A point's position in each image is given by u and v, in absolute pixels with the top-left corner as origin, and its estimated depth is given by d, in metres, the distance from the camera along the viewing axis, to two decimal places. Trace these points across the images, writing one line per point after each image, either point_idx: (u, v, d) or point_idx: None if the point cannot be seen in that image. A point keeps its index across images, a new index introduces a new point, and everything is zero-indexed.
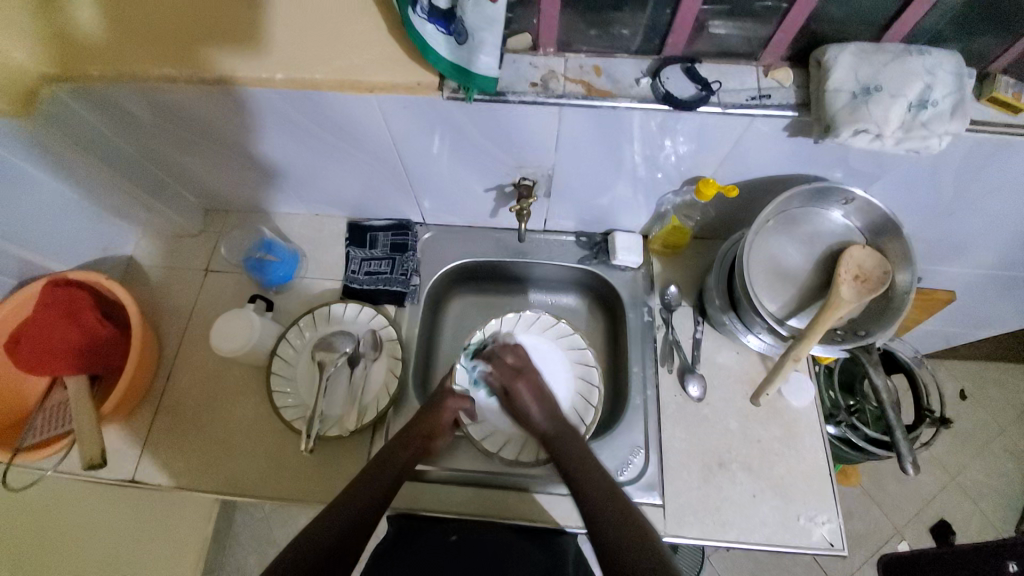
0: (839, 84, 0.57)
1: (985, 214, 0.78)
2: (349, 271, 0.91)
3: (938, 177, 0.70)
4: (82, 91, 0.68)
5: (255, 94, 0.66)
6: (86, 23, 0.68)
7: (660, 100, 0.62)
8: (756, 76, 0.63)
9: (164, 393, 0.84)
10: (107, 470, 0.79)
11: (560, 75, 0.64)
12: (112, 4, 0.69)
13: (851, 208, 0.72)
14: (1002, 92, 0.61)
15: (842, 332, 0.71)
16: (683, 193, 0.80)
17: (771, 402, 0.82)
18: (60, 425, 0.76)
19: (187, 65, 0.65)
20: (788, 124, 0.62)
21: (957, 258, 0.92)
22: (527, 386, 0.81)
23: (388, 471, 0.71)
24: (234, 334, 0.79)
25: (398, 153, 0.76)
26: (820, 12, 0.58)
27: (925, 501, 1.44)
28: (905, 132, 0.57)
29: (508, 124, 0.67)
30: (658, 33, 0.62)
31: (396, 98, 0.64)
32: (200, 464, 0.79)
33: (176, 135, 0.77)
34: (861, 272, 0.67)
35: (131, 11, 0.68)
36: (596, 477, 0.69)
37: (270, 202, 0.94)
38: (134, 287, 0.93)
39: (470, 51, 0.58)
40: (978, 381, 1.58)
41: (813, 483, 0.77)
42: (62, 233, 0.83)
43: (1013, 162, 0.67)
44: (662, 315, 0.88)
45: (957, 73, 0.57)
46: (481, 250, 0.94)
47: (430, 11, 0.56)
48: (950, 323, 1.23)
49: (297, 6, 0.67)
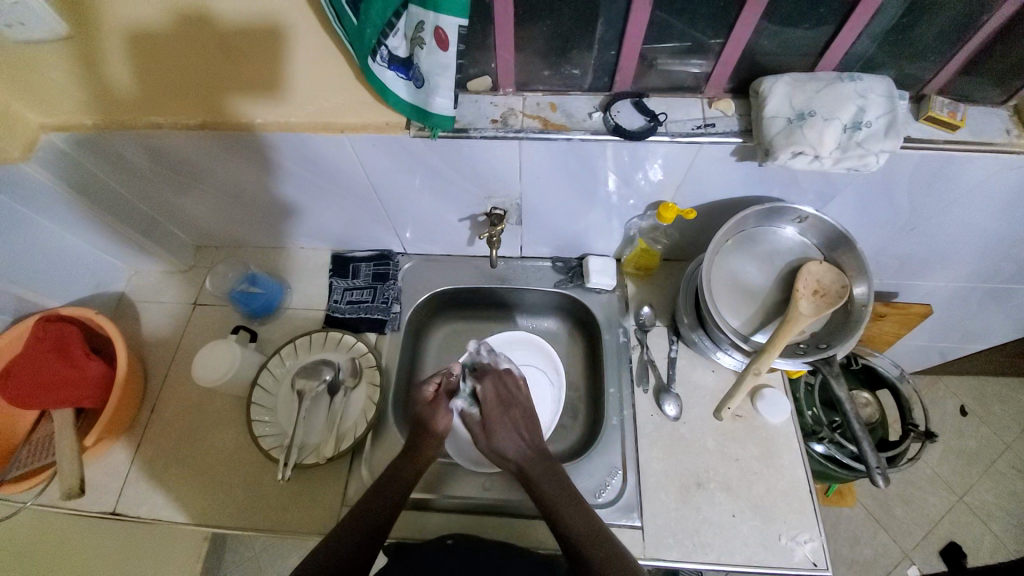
0: (773, 112, 0.61)
1: (945, 228, 0.81)
2: (332, 300, 0.94)
3: (891, 192, 0.73)
4: (80, 140, 0.74)
5: (240, 139, 0.72)
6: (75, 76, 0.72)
7: (611, 131, 0.66)
8: (702, 107, 0.68)
9: (147, 425, 0.86)
10: (88, 503, 0.80)
11: (519, 112, 0.68)
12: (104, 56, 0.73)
13: (804, 225, 0.75)
14: (939, 113, 0.65)
15: (805, 346, 0.74)
16: (647, 217, 0.83)
17: (748, 419, 0.82)
18: (45, 456, 0.79)
19: (172, 113, 0.71)
20: (735, 149, 0.66)
21: (928, 271, 0.94)
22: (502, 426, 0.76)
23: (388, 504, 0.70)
24: (215, 365, 0.81)
25: (373, 188, 0.80)
26: (754, 46, 0.63)
27: (933, 522, 1.40)
28: (842, 152, 0.60)
29: (473, 158, 0.71)
30: (607, 71, 0.67)
31: (367, 138, 0.69)
32: (180, 494, 0.80)
33: (165, 177, 0.82)
34: (820, 287, 0.69)
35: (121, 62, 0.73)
36: (556, 478, 0.72)
37: (257, 237, 0.98)
38: (126, 322, 0.96)
39: (427, 93, 0.62)
40: (979, 396, 1.56)
41: (794, 501, 0.76)
42: (55, 271, 0.87)
43: (960, 177, 0.69)
44: (637, 335, 0.89)
45: (888, 95, 0.61)
46: (460, 276, 0.97)
47: (390, 59, 0.60)
48: (937, 337, 1.22)
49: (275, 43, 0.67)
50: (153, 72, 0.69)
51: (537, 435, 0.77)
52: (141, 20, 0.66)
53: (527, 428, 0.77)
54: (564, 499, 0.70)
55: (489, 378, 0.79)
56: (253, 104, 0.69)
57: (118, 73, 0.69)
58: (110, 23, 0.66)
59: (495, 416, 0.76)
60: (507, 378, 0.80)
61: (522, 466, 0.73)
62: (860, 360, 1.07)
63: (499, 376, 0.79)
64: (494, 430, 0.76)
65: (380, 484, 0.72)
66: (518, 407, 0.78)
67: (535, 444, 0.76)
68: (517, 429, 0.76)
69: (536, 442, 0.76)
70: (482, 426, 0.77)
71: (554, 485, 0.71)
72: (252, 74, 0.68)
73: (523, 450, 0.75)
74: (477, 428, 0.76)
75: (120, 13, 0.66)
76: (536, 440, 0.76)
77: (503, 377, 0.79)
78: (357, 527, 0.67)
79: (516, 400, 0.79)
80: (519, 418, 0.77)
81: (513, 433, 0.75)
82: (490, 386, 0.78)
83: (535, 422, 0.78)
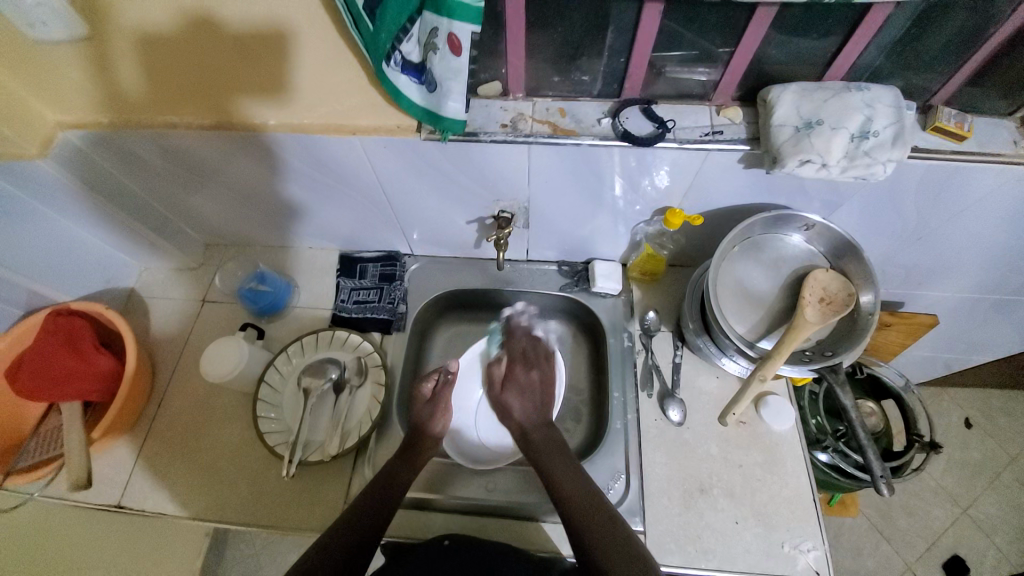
0: (781, 120, 0.62)
1: (952, 238, 0.81)
2: (338, 300, 0.95)
3: (898, 202, 0.73)
4: (96, 138, 0.75)
5: (252, 138, 0.73)
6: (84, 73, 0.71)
7: (619, 137, 0.67)
8: (709, 114, 0.68)
9: (153, 421, 0.87)
10: (94, 496, 0.81)
11: (528, 117, 0.69)
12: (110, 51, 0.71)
13: (811, 233, 0.76)
14: (945, 123, 0.65)
15: (810, 353, 0.74)
16: (654, 223, 0.84)
17: (752, 426, 0.82)
18: (54, 448, 0.80)
19: (186, 111, 0.71)
20: (742, 156, 0.67)
21: (934, 282, 0.94)
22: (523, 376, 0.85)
23: (388, 501, 0.71)
24: (223, 361, 0.82)
25: (383, 190, 0.81)
26: (763, 55, 0.64)
27: (937, 535, 1.38)
28: (850, 160, 0.61)
29: (482, 161, 0.72)
30: (616, 78, 0.68)
31: (378, 139, 0.70)
32: (184, 489, 0.81)
33: (177, 175, 0.83)
34: (826, 295, 0.70)
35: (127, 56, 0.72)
36: (558, 451, 0.77)
37: (265, 236, 0.99)
38: (135, 318, 0.97)
39: (438, 97, 0.62)
40: (985, 408, 1.55)
41: (797, 509, 0.76)
42: (66, 265, 0.89)
43: (967, 188, 0.70)
44: (642, 340, 0.89)
45: (896, 105, 0.61)
46: (466, 278, 0.97)
47: (403, 63, 0.61)
48: (943, 347, 1.22)
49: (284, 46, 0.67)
50: (167, 71, 0.69)
51: (548, 404, 0.84)
52: (152, 22, 0.66)
53: (539, 395, 0.84)
54: (567, 469, 0.73)
55: (521, 338, 0.88)
56: (263, 107, 0.70)
57: (132, 73, 0.70)
58: (121, 21, 0.66)
59: (518, 375, 0.85)
60: (534, 343, 0.88)
61: (524, 428, 0.81)
62: (865, 369, 1.07)
63: (532, 338, 0.89)
64: (506, 387, 0.85)
65: (380, 479, 0.73)
66: (538, 370, 0.86)
67: (545, 416, 0.83)
68: (529, 395, 0.84)
69: (545, 410, 0.83)
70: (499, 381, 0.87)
71: (557, 457, 0.75)
72: (262, 74, 0.68)
73: (528, 415, 0.82)
74: (496, 378, 0.87)
75: (127, 8, 0.65)
76: (547, 410, 0.83)
77: (535, 342, 0.89)
78: (352, 528, 0.67)
79: (539, 365, 0.86)
80: (535, 383, 0.85)
81: (523, 399, 0.83)
82: (523, 340, 0.88)
83: (549, 390, 0.85)
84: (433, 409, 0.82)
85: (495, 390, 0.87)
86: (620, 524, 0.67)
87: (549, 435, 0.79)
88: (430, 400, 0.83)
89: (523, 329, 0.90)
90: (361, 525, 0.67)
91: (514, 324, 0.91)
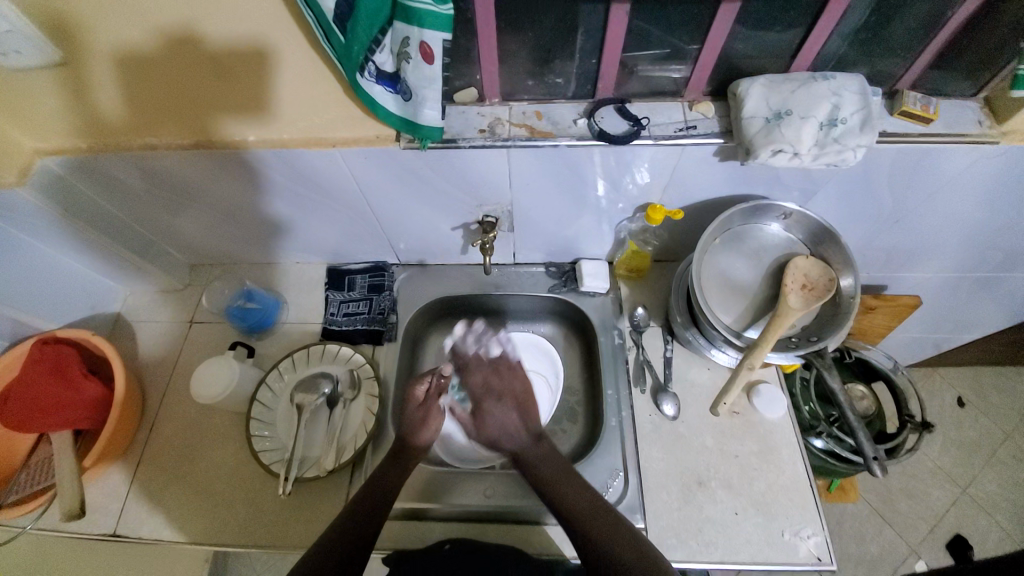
0: (752, 112, 0.63)
1: (927, 220, 0.82)
2: (328, 313, 0.95)
3: (872, 186, 0.75)
4: (79, 164, 0.75)
5: (233, 156, 0.74)
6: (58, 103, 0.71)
7: (596, 136, 0.68)
8: (683, 110, 0.70)
9: (146, 446, 0.86)
10: (87, 525, 0.79)
11: (506, 121, 0.70)
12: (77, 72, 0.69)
13: (789, 222, 0.77)
14: (911, 107, 0.67)
15: (797, 339, 0.75)
16: (637, 220, 0.85)
17: (745, 415, 0.83)
18: (42, 479, 0.79)
19: (166, 133, 0.73)
20: (717, 149, 0.68)
21: (915, 263, 0.96)
22: (494, 404, 0.85)
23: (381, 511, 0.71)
24: (214, 381, 0.81)
25: (367, 201, 0.82)
26: (731, 50, 0.65)
27: (938, 515, 1.39)
28: (820, 149, 0.62)
29: (462, 167, 0.72)
30: (589, 79, 0.69)
31: (358, 151, 0.71)
32: (179, 513, 0.80)
33: (159, 197, 0.83)
34: (807, 282, 0.71)
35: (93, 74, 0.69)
36: (546, 459, 0.78)
37: (252, 253, 0.99)
38: (123, 343, 0.96)
39: (415, 106, 0.63)
40: (976, 386, 1.57)
41: (795, 495, 0.77)
42: (50, 293, 0.88)
43: (937, 170, 0.72)
44: (632, 337, 0.90)
45: (862, 92, 0.63)
46: (455, 284, 0.98)
47: (377, 74, 0.61)
48: (929, 327, 1.24)
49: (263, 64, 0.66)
50: (142, 92, 0.69)
51: (532, 419, 0.84)
52: (126, 39, 0.64)
53: (522, 413, 0.84)
54: (560, 475, 0.75)
55: (479, 371, 0.88)
56: (241, 124, 0.71)
57: (112, 97, 0.70)
58: (93, 42, 0.64)
59: (489, 405, 0.85)
60: (499, 367, 0.88)
61: (516, 452, 0.81)
62: (854, 353, 1.08)
63: (491, 366, 0.87)
64: (488, 422, 0.84)
65: (370, 488, 0.73)
66: (508, 395, 0.85)
67: (530, 429, 0.83)
68: (506, 420, 0.83)
69: (530, 427, 0.83)
70: (477, 417, 0.85)
71: (546, 465, 0.77)
72: (240, 94, 0.68)
73: (514, 438, 0.82)
74: (468, 421, 0.86)
75: (101, 32, 0.63)
76: (532, 425, 0.83)
77: (494, 366, 0.87)
78: (346, 535, 0.67)
79: (510, 386, 0.86)
80: (513, 408, 0.84)
81: (506, 425, 0.83)
82: (477, 373, 0.87)
83: (529, 408, 0.85)
84: (423, 417, 0.81)
85: (477, 432, 0.85)
86: (625, 526, 0.67)
87: (537, 447, 0.80)
88: (422, 404, 0.83)
89: (477, 359, 0.89)
90: (352, 533, 0.67)
91: (463, 355, 0.90)
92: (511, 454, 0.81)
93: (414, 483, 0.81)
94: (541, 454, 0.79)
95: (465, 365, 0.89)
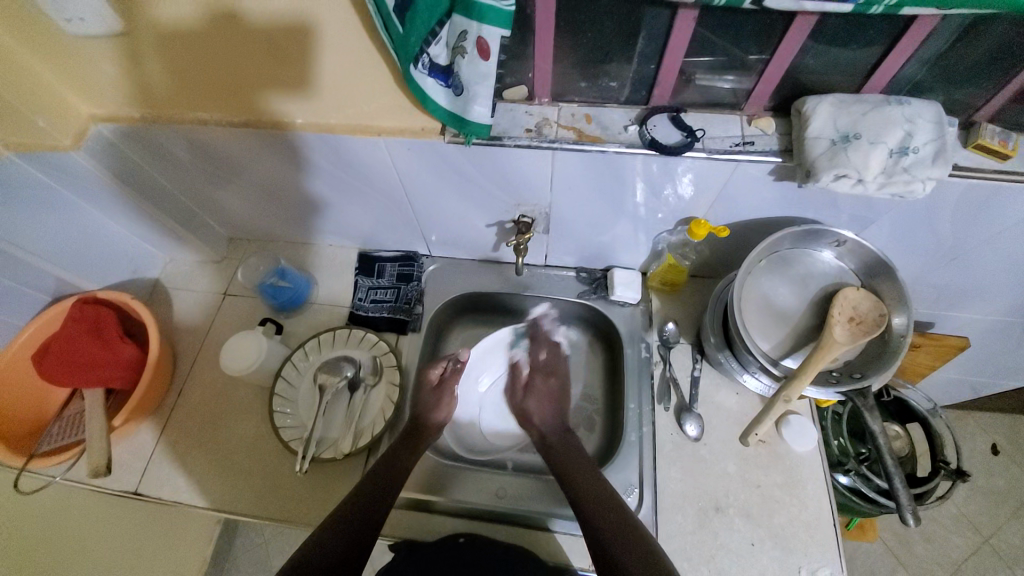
0: (817, 132, 0.60)
1: (990, 260, 0.77)
2: (356, 298, 0.95)
3: (935, 220, 0.70)
4: (132, 131, 0.77)
5: (280, 137, 0.74)
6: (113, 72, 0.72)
7: (647, 145, 0.65)
8: (741, 124, 0.67)
9: (173, 410, 0.88)
10: (113, 482, 0.83)
11: (554, 122, 0.68)
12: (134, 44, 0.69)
13: (841, 250, 0.74)
14: (988, 141, 0.62)
15: (837, 375, 0.72)
16: (677, 233, 0.82)
17: (771, 445, 0.80)
18: (75, 434, 0.83)
19: (216, 108, 0.73)
20: (773, 168, 0.65)
21: (967, 303, 0.90)
22: (544, 384, 0.89)
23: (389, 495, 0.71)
24: (242, 356, 0.82)
25: (404, 190, 0.81)
26: (800, 64, 0.61)
27: (957, 564, 1.33)
28: (887, 177, 0.58)
29: (504, 165, 0.71)
30: (645, 85, 0.66)
31: (403, 141, 0.70)
32: (198, 479, 0.82)
33: (205, 170, 0.84)
34: (856, 314, 0.67)
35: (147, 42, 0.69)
36: (575, 454, 0.78)
37: (288, 232, 1.00)
38: (158, 307, 0.99)
39: (465, 102, 0.61)
40: (1013, 435, 1.49)
41: (816, 533, 0.74)
42: (94, 254, 0.91)
43: (1009, 209, 0.67)
44: (659, 352, 0.88)
45: (938, 121, 0.59)
46: (483, 281, 0.97)
47: (431, 66, 0.60)
48: (972, 370, 1.17)
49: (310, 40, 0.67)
50: (197, 65, 0.70)
51: (564, 410, 0.87)
52: (184, 16, 0.66)
53: (557, 405, 0.87)
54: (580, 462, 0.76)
55: (541, 347, 0.94)
56: (290, 102, 0.71)
57: (170, 68, 0.71)
58: (156, 16, 0.66)
59: (539, 382, 0.89)
60: (553, 352, 0.94)
61: (543, 433, 0.83)
62: (891, 392, 1.03)
63: (551, 348, 0.94)
64: (529, 397, 0.88)
65: (378, 470, 0.73)
66: (557, 381, 0.90)
67: (562, 421, 0.85)
68: (548, 400, 0.88)
69: (562, 416, 0.86)
70: (523, 387, 0.90)
71: (574, 460, 0.76)
72: (290, 69, 0.69)
73: (547, 423, 0.85)
74: (519, 387, 0.91)
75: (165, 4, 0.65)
76: (563, 416, 0.86)
77: (557, 351, 0.94)
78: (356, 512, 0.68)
79: (556, 373, 0.91)
80: (551, 394, 0.88)
81: (545, 408, 0.87)
82: (545, 354, 0.93)
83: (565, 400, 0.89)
84: (437, 400, 0.83)
85: (517, 400, 0.89)
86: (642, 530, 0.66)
87: (564, 437, 0.82)
88: (436, 386, 0.85)
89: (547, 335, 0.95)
90: (359, 513, 0.68)
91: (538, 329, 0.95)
92: (542, 439, 0.82)
93: (421, 475, 0.80)
94: (567, 445, 0.80)
95: (535, 337, 0.94)
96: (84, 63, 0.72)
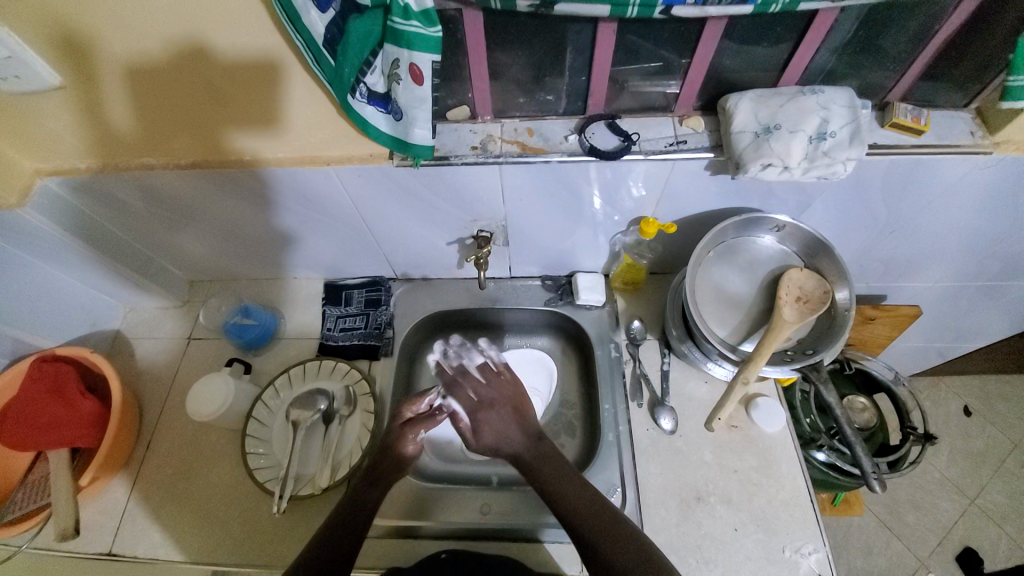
0: (741, 127, 0.64)
1: (924, 230, 0.82)
2: (326, 328, 0.95)
3: (865, 197, 0.75)
4: (82, 184, 0.78)
5: (228, 176, 0.76)
6: (52, 126, 0.71)
7: (587, 152, 0.68)
8: (673, 125, 0.70)
9: (144, 461, 0.86)
10: (83, 545, 0.80)
11: (498, 138, 0.71)
12: (68, 93, 0.67)
13: (783, 234, 0.78)
14: (902, 119, 0.67)
15: (792, 352, 0.75)
16: (630, 233, 0.85)
17: (743, 430, 0.82)
18: (40, 497, 0.79)
19: (163, 153, 0.75)
20: (708, 163, 0.69)
21: (913, 273, 0.95)
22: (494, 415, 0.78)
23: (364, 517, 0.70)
24: (209, 399, 0.81)
25: (362, 216, 0.82)
26: (719, 64, 0.66)
27: (946, 528, 1.37)
28: (810, 162, 0.62)
29: (456, 183, 0.73)
30: (579, 96, 0.70)
31: (351, 169, 0.73)
32: (173, 530, 0.80)
33: (159, 216, 0.84)
34: (803, 295, 0.70)
35: (85, 90, 0.67)
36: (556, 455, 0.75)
37: (253, 270, 1.00)
38: (122, 359, 0.96)
39: (405, 125, 0.63)
40: (982, 395, 1.55)
41: (796, 511, 0.76)
42: (50, 312, 0.89)
43: (930, 181, 0.71)
44: (629, 349, 0.89)
45: (851, 106, 0.63)
46: (450, 299, 0.98)
47: (369, 94, 0.61)
48: (933, 336, 1.22)
49: (265, 80, 0.65)
50: (143, 110, 0.69)
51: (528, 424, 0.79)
52: (140, 57, 0.62)
53: (517, 421, 0.78)
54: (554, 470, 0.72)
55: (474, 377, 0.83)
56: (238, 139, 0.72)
57: (110, 113, 0.70)
58: (94, 65, 0.64)
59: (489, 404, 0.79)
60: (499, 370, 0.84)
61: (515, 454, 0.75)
62: (853, 364, 1.06)
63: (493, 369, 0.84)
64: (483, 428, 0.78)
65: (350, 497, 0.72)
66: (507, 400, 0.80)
67: (529, 433, 0.77)
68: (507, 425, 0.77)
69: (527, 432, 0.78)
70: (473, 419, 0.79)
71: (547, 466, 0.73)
72: (240, 109, 0.68)
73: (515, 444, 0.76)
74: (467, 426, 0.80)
75: (111, 47, 0.61)
76: (529, 428, 0.78)
77: (497, 372, 0.84)
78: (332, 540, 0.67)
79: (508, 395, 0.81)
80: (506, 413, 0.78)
81: (504, 429, 0.77)
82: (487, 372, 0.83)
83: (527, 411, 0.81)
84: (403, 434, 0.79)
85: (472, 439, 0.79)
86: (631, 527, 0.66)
87: (538, 454, 0.74)
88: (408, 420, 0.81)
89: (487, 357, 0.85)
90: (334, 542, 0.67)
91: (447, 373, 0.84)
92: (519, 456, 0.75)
93: (403, 501, 0.80)
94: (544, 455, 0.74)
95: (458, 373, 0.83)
96: (18, 120, 0.70)
